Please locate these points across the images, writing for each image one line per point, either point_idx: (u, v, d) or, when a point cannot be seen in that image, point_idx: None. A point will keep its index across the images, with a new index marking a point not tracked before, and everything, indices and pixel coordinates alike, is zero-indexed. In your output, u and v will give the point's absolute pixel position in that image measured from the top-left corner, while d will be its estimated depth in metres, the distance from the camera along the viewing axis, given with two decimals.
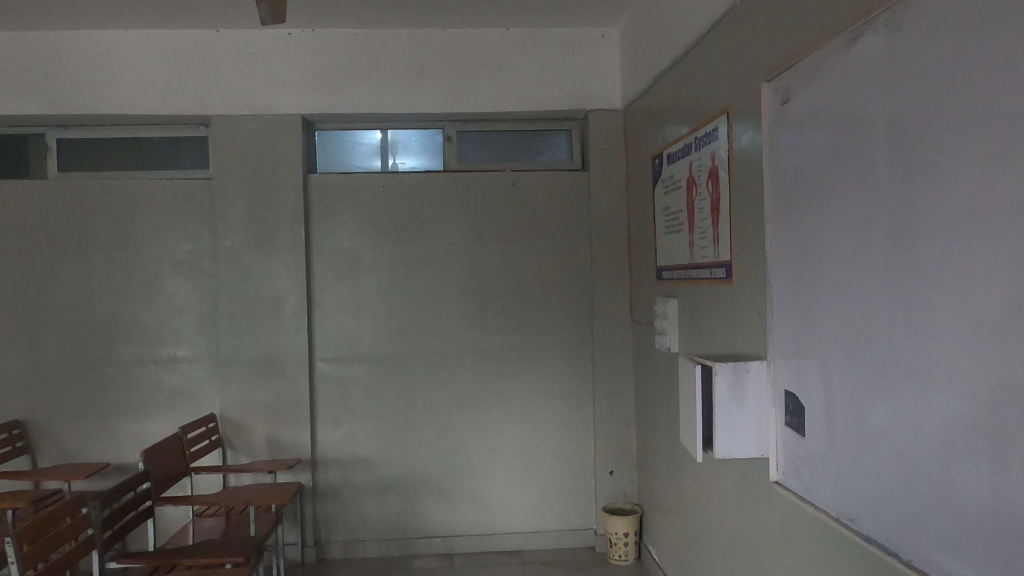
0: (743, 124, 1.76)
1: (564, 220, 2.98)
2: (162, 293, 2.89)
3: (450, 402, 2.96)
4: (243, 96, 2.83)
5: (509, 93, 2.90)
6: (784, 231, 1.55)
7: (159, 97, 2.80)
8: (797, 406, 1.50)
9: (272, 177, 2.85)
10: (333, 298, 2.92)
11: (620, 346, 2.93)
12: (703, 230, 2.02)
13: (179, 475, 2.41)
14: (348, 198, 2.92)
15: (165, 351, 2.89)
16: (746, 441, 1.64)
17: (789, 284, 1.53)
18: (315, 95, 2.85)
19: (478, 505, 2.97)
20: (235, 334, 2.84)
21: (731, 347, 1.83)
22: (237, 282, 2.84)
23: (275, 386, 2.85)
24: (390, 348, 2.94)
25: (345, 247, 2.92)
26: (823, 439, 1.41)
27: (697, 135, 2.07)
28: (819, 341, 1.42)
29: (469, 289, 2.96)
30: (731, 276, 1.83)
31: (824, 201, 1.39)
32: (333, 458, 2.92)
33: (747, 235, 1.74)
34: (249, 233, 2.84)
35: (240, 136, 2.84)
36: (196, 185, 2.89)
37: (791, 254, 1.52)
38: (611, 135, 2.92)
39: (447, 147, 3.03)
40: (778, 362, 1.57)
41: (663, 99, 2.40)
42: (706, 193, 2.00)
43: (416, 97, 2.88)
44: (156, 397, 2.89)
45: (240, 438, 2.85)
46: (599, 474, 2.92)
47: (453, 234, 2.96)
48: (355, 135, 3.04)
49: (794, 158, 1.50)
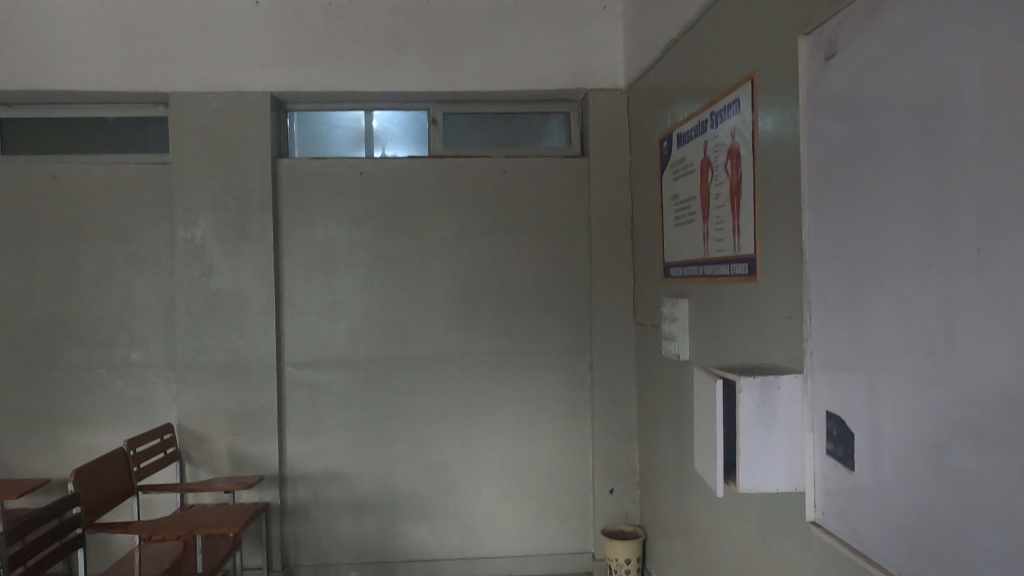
0: (773, 93, 1.48)
1: (561, 213, 2.70)
2: (115, 290, 2.61)
3: (433, 413, 2.68)
4: (204, 72, 2.55)
5: (500, 71, 2.63)
6: (829, 216, 1.25)
7: (111, 72, 2.52)
8: (846, 435, 1.20)
9: (237, 163, 2.57)
10: (304, 297, 2.64)
11: (622, 351, 2.65)
12: (720, 219, 1.74)
13: (122, 496, 2.14)
14: (322, 187, 2.64)
15: (117, 354, 2.61)
16: (777, 471, 1.34)
17: (835, 281, 1.24)
18: (286, 71, 2.57)
19: (464, 525, 2.69)
20: (195, 336, 2.56)
21: (754, 357, 1.55)
22: (197, 278, 2.56)
23: (239, 394, 2.57)
24: (368, 352, 2.66)
25: (318, 241, 2.64)
26: (880, 478, 1.11)
27: (714, 110, 1.80)
28: (876, 356, 1.12)
29: (455, 288, 2.68)
30: (754, 273, 1.56)
31: (885, 179, 1.09)
32: (304, 473, 2.64)
33: (776, 224, 1.46)
34: (210, 223, 2.56)
35: (201, 116, 2.56)
36: (153, 171, 2.61)
37: (839, 244, 1.23)
38: (612, 118, 2.64)
39: (432, 130, 2.75)
40: (818, 378, 1.28)
41: (673, 72, 2.12)
42: (724, 177, 1.72)
43: (397, 75, 2.60)
44: (108, 405, 2.60)
45: (200, 451, 2.57)
46: (598, 492, 2.64)
47: (438, 227, 2.68)
48: (332, 117, 2.77)
49: (842, 127, 1.21)
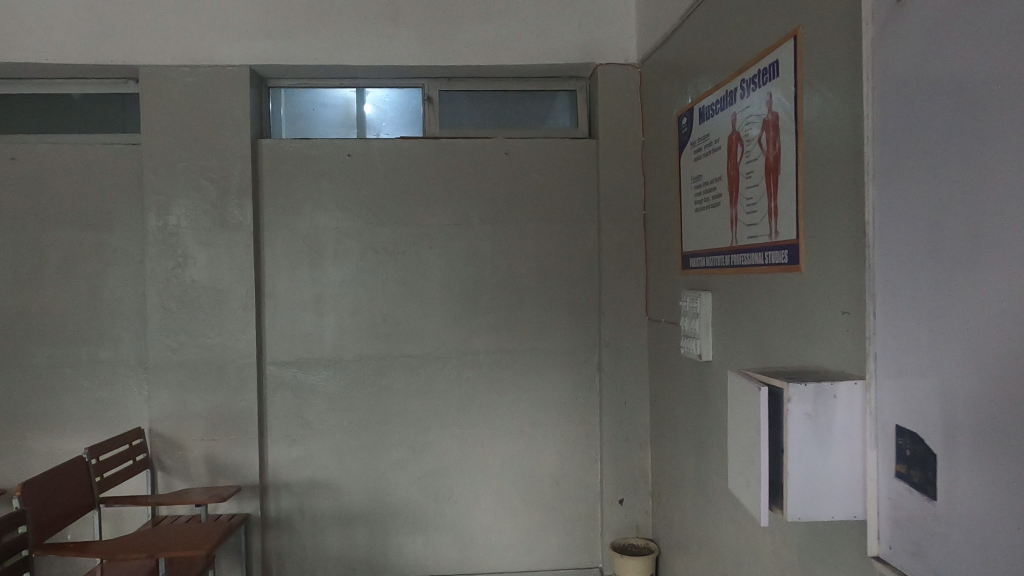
0: (823, 49, 1.26)
1: (568, 200, 2.49)
2: (81, 282, 2.39)
3: (428, 416, 2.47)
4: (177, 43, 2.33)
5: (501, 45, 2.41)
6: (900, 187, 1.02)
7: (74, 43, 2.30)
8: (926, 456, 0.97)
9: (214, 143, 2.35)
10: (288, 290, 2.43)
11: (633, 349, 2.44)
12: (753, 200, 1.53)
13: (81, 510, 1.95)
14: (306, 170, 2.42)
15: (83, 351, 2.39)
16: (831, 496, 1.12)
17: (909, 269, 1.01)
18: (267, 44, 2.36)
19: (461, 538, 2.49)
20: (168, 332, 2.35)
21: (799, 360, 1.34)
22: (170, 269, 2.35)
23: (216, 395, 2.36)
24: (357, 350, 2.45)
25: (302, 229, 2.43)
26: (977, 512, 0.88)
27: (744, 77, 1.58)
28: (966, 359, 0.90)
29: (452, 281, 2.47)
30: (796, 261, 1.34)
31: (984, 135, 0.86)
32: (288, 481, 2.44)
33: (828, 205, 1.24)
34: (184, 208, 2.35)
35: (174, 91, 2.34)
36: (123, 152, 2.39)
37: (915, 222, 0.99)
38: (623, 95, 2.43)
39: (427, 108, 2.54)
40: (885, 386, 1.06)
41: (695, 37, 1.91)
42: (758, 153, 1.51)
43: (389, 48, 2.39)
44: (73, 408, 2.39)
45: (174, 458, 2.36)
46: (607, 503, 2.44)
47: (433, 214, 2.46)
48: (318, 95, 2.55)
49: (917, 80, 0.99)
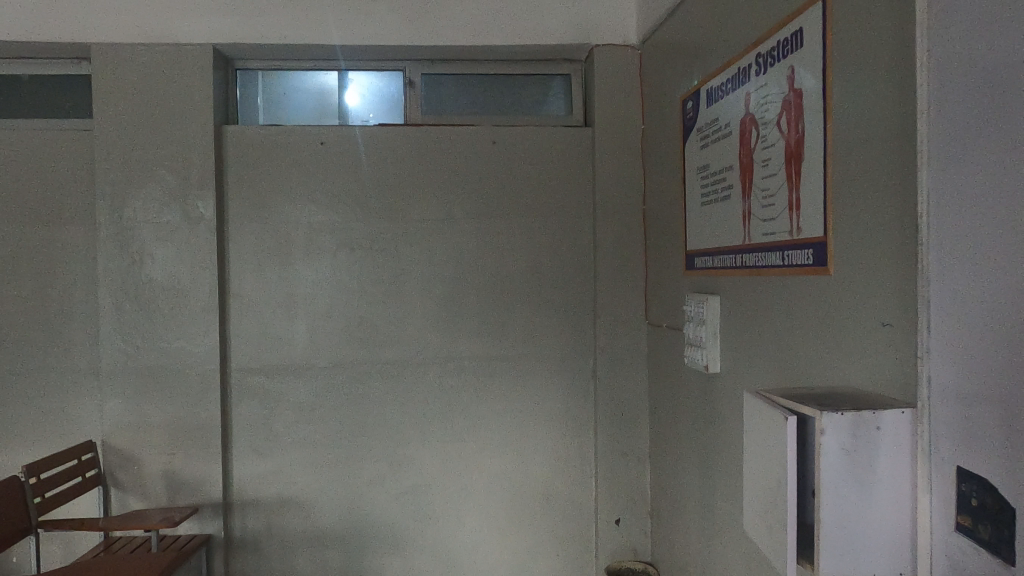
0: (860, 11, 1.06)
1: (561, 193, 2.29)
2: (27, 280, 2.18)
3: (409, 427, 2.27)
4: (133, 19, 2.13)
5: (489, 23, 2.21)
6: (965, 173, 0.82)
7: (17, 17, 2.09)
8: (1000, 509, 0.76)
9: (173, 129, 2.15)
10: (256, 290, 2.23)
11: (632, 355, 2.24)
12: (770, 191, 1.33)
13: (12, 537, 1.74)
14: (276, 160, 2.22)
15: (30, 355, 2.19)
16: (872, 548, 0.93)
17: (977, 275, 0.80)
18: (233, 20, 2.15)
19: (443, 559, 2.29)
20: (122, 336, 2.14)
21: (830, 380, 1.14)
22: (124, 266, 2.14)
23: (175, 405, 2.15)
24: (330, 356, 2.25)
25: (271, 223, 2.22)
26: None
27: (761, 50, 1.38)
28: None
29: (435, 280, 2.27)
30: (822, 263, 1.15)
31: None
32: (255, 498, 2.24)
33: (867, 198, 1.05)
34: (139, 200, 2.14)
35: (130, 71, 2.13)
36: (74, 138, 2.19)
37: (987, 212, 0.79)
38: (621, 79, 2.23)
39: (409, 93, 2.34)
40: (943, 419, 0.86)
41: (703, 10, 1.71)
42: (776, 136, 1.31)
43: (367, 26, 2.18)
44: (19, 418, 2.19)
45: (129, 474, 2.15)
46: (603, 523, 2.24)
47: (414, 208, 2.26)
48: (290, 78, 2.35)
49: (987, 35, 0.79)
